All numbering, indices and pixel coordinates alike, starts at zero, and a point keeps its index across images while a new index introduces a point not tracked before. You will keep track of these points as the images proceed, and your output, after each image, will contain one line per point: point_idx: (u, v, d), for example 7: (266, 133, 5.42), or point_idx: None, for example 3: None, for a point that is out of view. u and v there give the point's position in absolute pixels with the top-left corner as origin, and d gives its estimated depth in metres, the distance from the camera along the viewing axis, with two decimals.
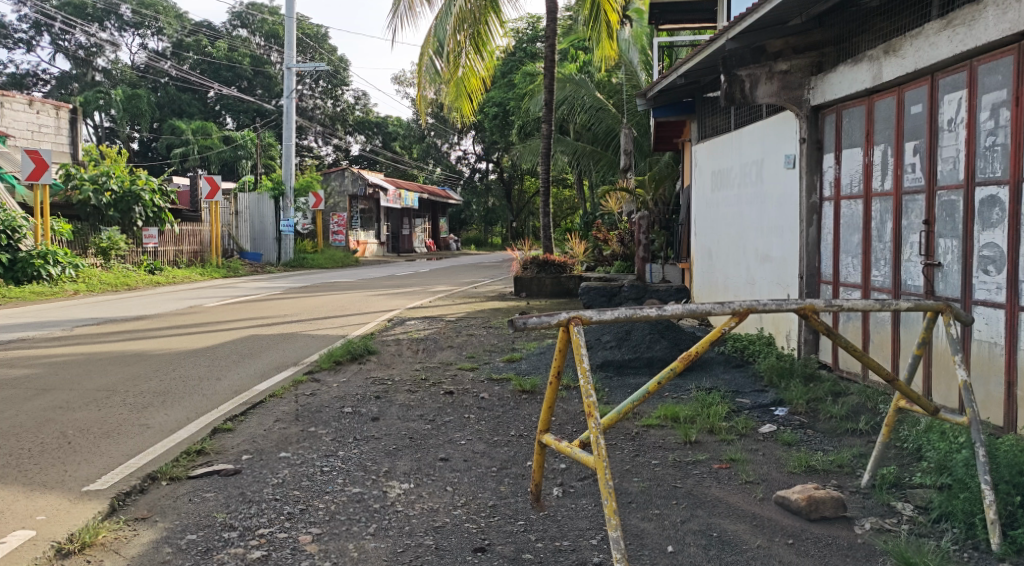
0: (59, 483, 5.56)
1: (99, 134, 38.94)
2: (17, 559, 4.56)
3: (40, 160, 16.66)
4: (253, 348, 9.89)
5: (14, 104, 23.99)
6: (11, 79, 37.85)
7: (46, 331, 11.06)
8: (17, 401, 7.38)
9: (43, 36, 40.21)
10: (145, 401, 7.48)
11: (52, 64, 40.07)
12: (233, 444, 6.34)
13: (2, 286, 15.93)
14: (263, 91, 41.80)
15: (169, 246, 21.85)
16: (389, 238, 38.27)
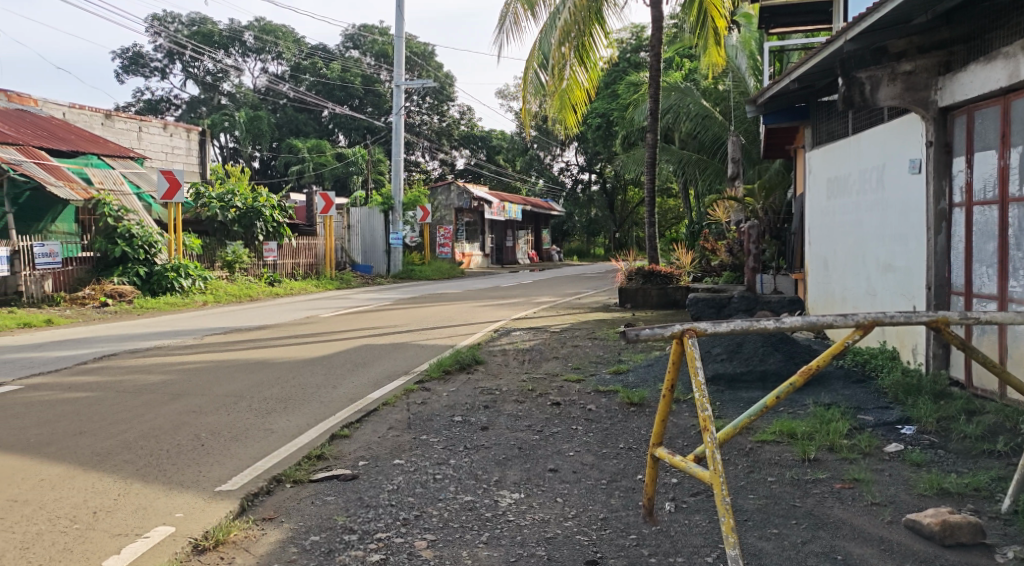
0: (194, 483, 5.82)
1: (223, 154, 40.90)
2: (159, 554, 4.79)
3: (173, 180, 17.57)
4: (366, 357, 10.13)
5: (150, 128, 25.52)
6: (146, 104, 40.33)
7: (179, 339, 11.62)
8: (154, 404, 7.77)
9: (175, 64, 42.64)
10: (268, 407, 7.75)
11: (183, 90, 42.55)
12: (351, 449, 6.52)
13: (140, 296, 16.98)
14: (373, 109, 42.95)
15: (287, 260, 22.60)
16: (494, 250, 38.67)
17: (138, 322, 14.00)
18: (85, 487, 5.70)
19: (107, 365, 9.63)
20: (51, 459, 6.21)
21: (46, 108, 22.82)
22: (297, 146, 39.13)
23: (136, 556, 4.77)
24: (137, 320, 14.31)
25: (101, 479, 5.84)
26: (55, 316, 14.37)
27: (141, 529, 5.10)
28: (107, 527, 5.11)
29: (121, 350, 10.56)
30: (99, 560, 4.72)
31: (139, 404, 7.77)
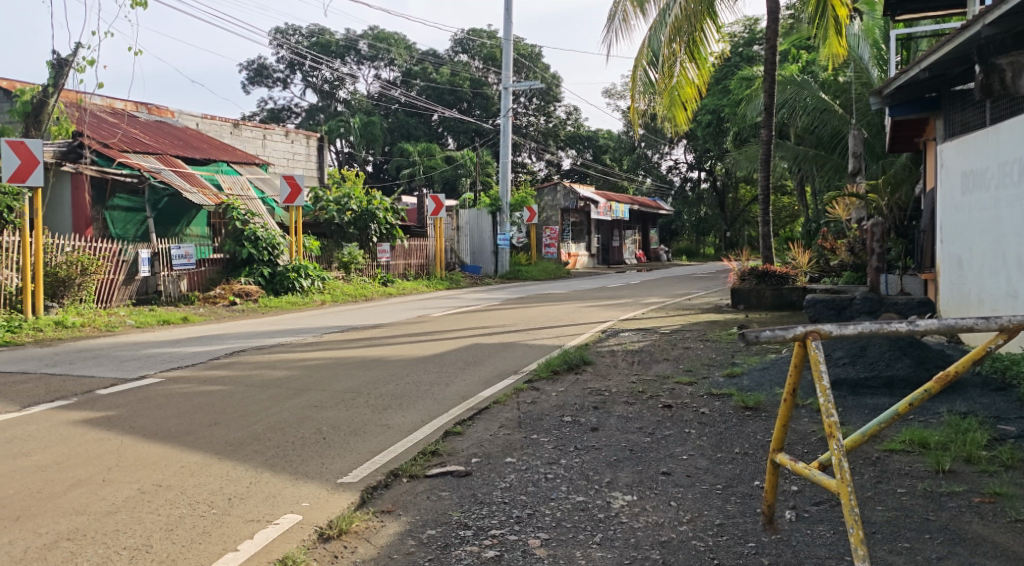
0: (318, 474, 5.98)
1: (339, 159, 42.14)
2: (288, 540, 4.95)
3: (295, 185, 18.18)
4: (476, 356, 10.18)
5: (272, 135, 26.50)
6: (269, 112, 42.28)
7: (300, 337, 11.98)
8: (279, 399, 8.02)
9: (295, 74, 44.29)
10: (384, 403, 7.88)
11: (304, 98, 44.34)
12: (464, 447, 6.57)
13: (263, 296, 17.62)
14: (481, 112, 43.35)
15: (399, 260, 23.10)
16: (601, 249, 38.46)
17: (263, 320, 14.55)
18: (219, 474, 5.92)
19: (237, 360, 10.00)
20: (188, 448, 6.46)
21: (180, 119, 24.04)
22: (408, 149, 39.84)
23: (267, 541, 4.93)
24: (263, 318, 14.81)
25: (234, 468, 6.04)
26: (190, 314, 15.10)
27: (271, 516, 5.27)
28: (240, 513, 5.30)
29: (249, 347, 10.96)
30: (234, 544, 4.89)
31: (265, 398, 8.04)
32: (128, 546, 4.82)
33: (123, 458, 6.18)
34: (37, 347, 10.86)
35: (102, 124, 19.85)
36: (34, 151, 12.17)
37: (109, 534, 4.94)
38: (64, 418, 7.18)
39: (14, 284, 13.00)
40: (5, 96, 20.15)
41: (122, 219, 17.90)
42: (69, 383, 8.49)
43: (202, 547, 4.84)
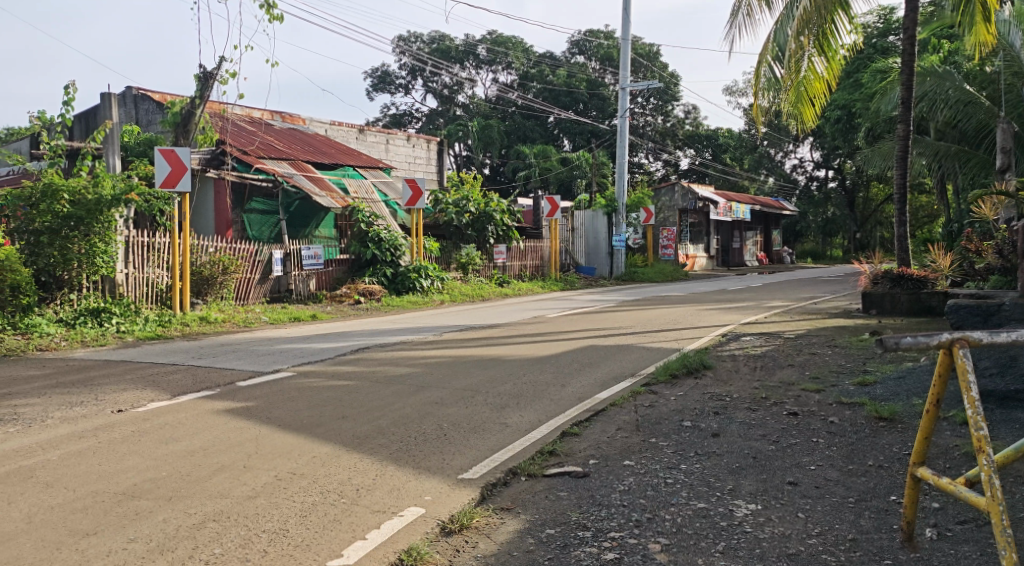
0: (438, 469, 6.02)
1: (457, 162, 42.79)
2: (412, 532, 4.99)
3: (416, 188, 18.52)
4: (593, 358, 10.07)
5: (395, 139, 27.13)
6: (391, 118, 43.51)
7: (420, 335, 12.17)
8: (401, 395, 8.14)
9: (415, 80, 45.28)
10: (502, 401, 7.88)
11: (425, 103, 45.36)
12: (582, 448, 6.49)
13: (386, 295, 18.04)
14: (598, 113, 43.06)
15: (515, 261, 23.25)
16: (720, 251, 37.63)
17: (386, 319, 14.87)
18: (347, 465, 6.04)
19: (363, 357, 10.23)
20: (318, 440, 6.62)
21: (311, 126, 24.92)
22: (524, 152, 40.04)
23: (393, 532, 4.99)
24: (385, 318, 14.79)
25: (361, 461, 6.15)
26: (319, 312, 15.59)
27: (396, 507, 5.34)
28: (367, 503, 5.39)
29: (373, 344, 11.21)
30: (362, 532, 4.97)
31: (388, 393, 8.18)
32: (266, 530, 4.95)
33: (260, 447, 6.38)
34: (182, 341, 11.44)
35: (241, 132, 20.83)
36: (183, 158, 12.80)
37: (250, 517, 5.10)
38: (207, 407, 7.48)
39: (164, 282, 13.73)
40: (156, 106, 21.36)
41: (259, 221, 18.70)
42: (210, 375, 8.87)
43: (331, 534, 4.94)
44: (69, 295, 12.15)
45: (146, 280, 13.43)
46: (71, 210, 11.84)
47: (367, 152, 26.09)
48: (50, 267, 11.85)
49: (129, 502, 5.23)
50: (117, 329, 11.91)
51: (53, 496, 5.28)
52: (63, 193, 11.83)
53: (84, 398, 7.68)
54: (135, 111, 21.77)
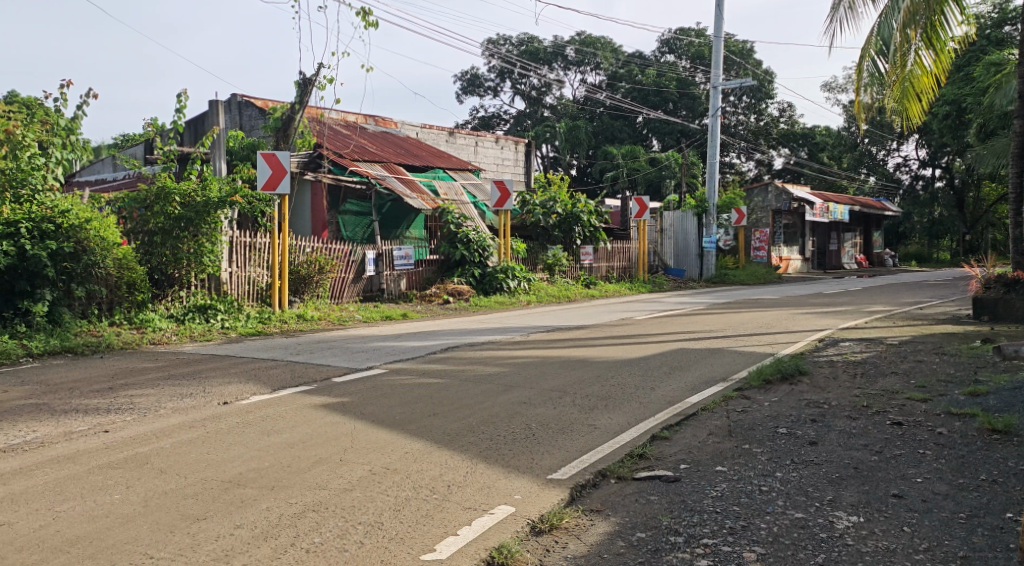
0: (529, 469, 6.06)
1: (545, 164, 42.84)
2: (504, 530, 5.04)
3: (504, 189, 18.65)
4: (683, 361, 9.96)
5: (484, 141, 27.38)
6: (480, 120, 43.92)
7: (508, 335, 12.25)
8: (491, 394, 8.21)
9: (504, 82, 45.58)
10: (591, 403, 7.87)
11: (513, 105, 45.63)
12: (672, 452, 6.44)
13: (473, 295, 18.23)
14: (688, 112, 42.21)
15: (603, 263, 23.15)
16: (816, 253, 36.65)
17: (474, 319, 14.99)
18: (439, 462, 6.14)
19: (452, 356, 10.36)
20: (411, 436, 6.74)
21: (402, 129, 25.41)
22: (612, 152, 39.77)
23: (484, 529, 5.04)
24: (472, 318, 14.95)
25: (453, 457, 6.24)
26: (409, 311, 15.85)
27: (486, 505, 5.40)
28: (459, 500, 5.46)
29: (463, 343, 11.34)
30: (454, 528, 5.05)
31: (477, 392, 8.26)
32: (362, 522, 5.07)
33: (356, 442, 6.55)
34: (281, 337, 11.81)
35: (337, 136, 21.41)
36: (284, 161, 13.21)
37: (346, 509, 5.24)
38: (306, 402, 7.71)
39: (264, 281, 14.19)
40: (258, 112, 22.12)
41: (352, 223, 19.19)
42: (307, 371, 9.13)
43: (424, 529, 5.02)
44: (179, 292, 12.69)
45: (248, 279, 13.91)
46: (182, 212, 12.50)
47: (457, 154, 26.41)
48: (162, 266, 12.50)
49: (235, 490, 5.44)
50: (222, 325, 12.35)
51: (166, 482, 5.53)
52: (174, 196, 12.51)
53: (193, 390, 8.03)
54: (239, 117, 22.62)
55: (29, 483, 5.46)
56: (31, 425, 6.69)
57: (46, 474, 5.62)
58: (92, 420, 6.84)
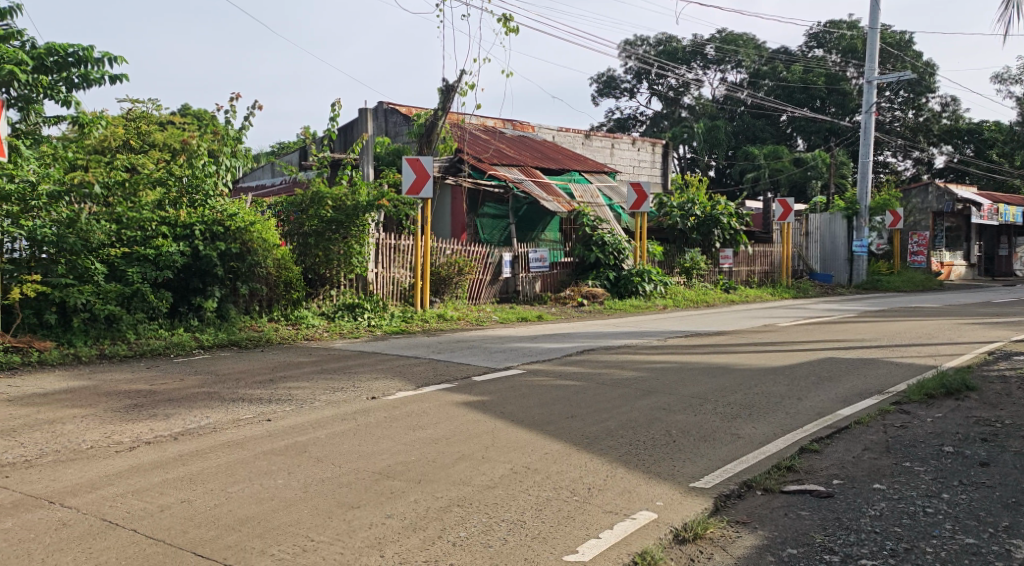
0: (670, 475, 5.95)
1: (682, 165, 42.20)
2: (646, 536, 4.98)
3: (641, 191, 18.43)
4: (833, 371, 9.54)
5: (621, 144, 27.22)
6: (616, 122, 43.73)
7: (646, 339, 12.11)
8: (630, 398, 8.13)
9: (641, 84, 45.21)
10: (733, 411, 7.66)
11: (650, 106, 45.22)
12: (823, 466, 6.18)
13: (609, 298, 18.13)
14: (837, 109, 40.62)
15: (743, 267, 22.58)
16: (982, 258, 34.39)
17: (610, 322, 14.91)
18: (579, 464, 6.12)
19: (588, 358, 10.33)
20: (550, 437, 6.76)
21: (539, 133, 25.59)
22: (754, 153, 38.60)
23: (626, 533, 4.99)
24: (610, 321, 15.00)
25: (593, 460, 6.21)
26: (545, 313, 15.91)
27: (627, 509, 5.34)
28: (600, 503, 5.43)
29: (599, 346, 11.28)
30: (596, 530, 5.02)
31: (616, 396, 8.20)
32: (505, 519, 5.12)
33: (498, 440, 6.62)
34: (423, 336, 12.12)
35: (477, 141, 21.76)
36: (427, 166, 13.53)
37: (490, 506, 5.30)
38: (449, 399, 7.86)
39: (407, 282, 14.61)
40: (403, 118, 22.80)
41: (490, 225, 19.48)
42: (449, 369, 9.32)
43: (567, 530, 5.02)
44: (330, 291, 13.26)
45: (393, 279, 14.37)
46: (333, 215, 13.06)
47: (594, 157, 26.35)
48: (315, 266, 13.11)
49: (385, 481, 5.61)
50: (369, 323, 12.80)
51: (323, 470, 5.76)
52: (327, 200, 13.09)
53: (344, 384, 8.34)
54: (386, 124, 23.39)
55: (204, 465, 5.81)
56: (204, 411, 7.13)
57: (217, 457, 5.96)
58: (256, 409, 7.23)
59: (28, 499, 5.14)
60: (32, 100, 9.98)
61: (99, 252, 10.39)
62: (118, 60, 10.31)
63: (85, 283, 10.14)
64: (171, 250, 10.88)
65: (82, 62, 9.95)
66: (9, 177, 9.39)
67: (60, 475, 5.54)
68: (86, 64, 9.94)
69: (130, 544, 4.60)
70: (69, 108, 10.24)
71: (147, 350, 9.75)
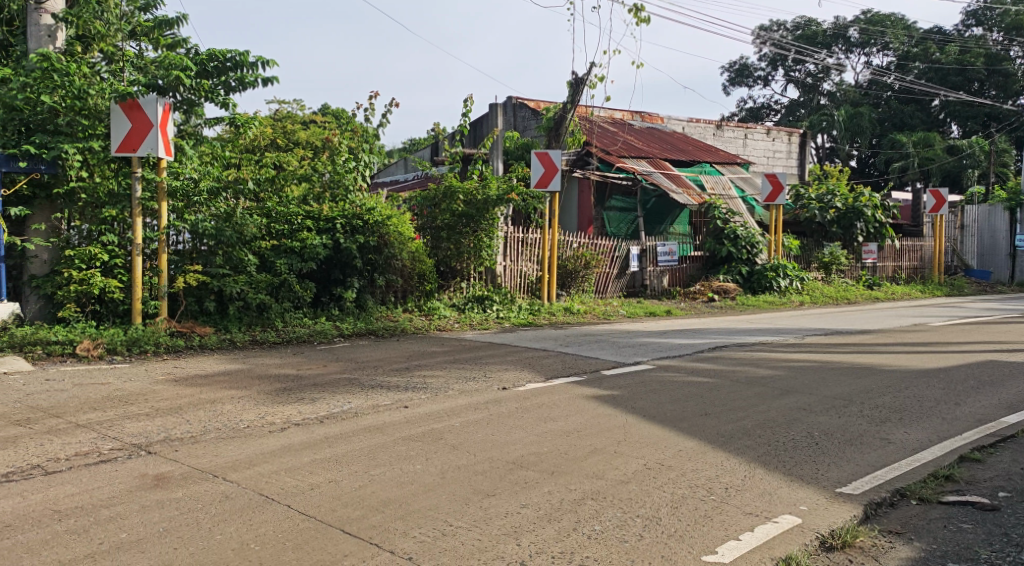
0: (815, 479, 5.63)
1: (820, 155, 40.42)
2: (790, 540, 4.71)
3: (776, 182, 17.73)
4: (994, 375, 8.85)
5: (755, 133, 26.38)
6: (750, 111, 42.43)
7: (782, 337, 11.62)
8: (768, 397, 7.78)
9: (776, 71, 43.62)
10: (882, 415, 7.21)
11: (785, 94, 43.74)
12: (986, 477, 5.71)
13: (742, 294, 17.56)
14: (998, 92, 38.34)
15: (889, 261, 21.44)
16: None
17: (744, 318, 14.40)
18: (716, 463, 5.89)
19: (722, 355, 9.99)
20: (685, 434, 6.54)
21: (669, 124, 25.06)
22: (900, 140, 36.38)
23: (769, 537, 4.74)
24: (744, 317, 14.55)
25: (731, 459, 5.96)
26: (674, 308, 15.54)
27: (769, 512, 5.07)
28: (739, 504, 5.19)
29: (732, 343, 10.90)
30: (736, 532, 4.79)
31: (753, 395, 7.87)
32: (641, 515, 4.96)
33: (630, 435, 6.45)
34: (551, 329, 12.06)
35: (606, 134, 21.51)
36: (556, 159, 13.43)
37: (625, 501, 5.15)
38: (580, 392, 7.75)
39: (535, 275, 14.59)
40: (532, 112, 22.78)
41: (617, 218, 19.19)
42: (579, 362, 9.21)
43: (705, 529, 4.82)
44: (461, 283, 13.43)
45: (520, 272, 14.38)
46: (465, 209, 13.14)
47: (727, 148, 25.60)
48: (447, 259, 13.29)
49: (519, 471, 5.55)
50: (498, 315, 12.85)
51: (459, 457, 5.76)
52: (459, 195, 13.15)
53: (477, 374, 8.36)
54: (515, 119, 23.44)
55: (348, 447, 5.92)
56: (345, 396, 7.29)
57: (360, 440, 6.07)
58: (394, 396, 7.33)
59: (194, 472, 5.35)
60: (195, 102, 10.11)
61: (252, 244, 10.71)
62: (270, 63, 10.67)
63: (239, 273, 10.51)
64: (315, 243, 11.16)
65: (238, 66, 10.29)
66: (173, 174, 9.85)
67: (222, 451, 5.76)
68: (242, 68, 10.29)
69: (284, 518, 4.71)
70: (227, 110, 10.64)
71: (293, 337, 10.09)
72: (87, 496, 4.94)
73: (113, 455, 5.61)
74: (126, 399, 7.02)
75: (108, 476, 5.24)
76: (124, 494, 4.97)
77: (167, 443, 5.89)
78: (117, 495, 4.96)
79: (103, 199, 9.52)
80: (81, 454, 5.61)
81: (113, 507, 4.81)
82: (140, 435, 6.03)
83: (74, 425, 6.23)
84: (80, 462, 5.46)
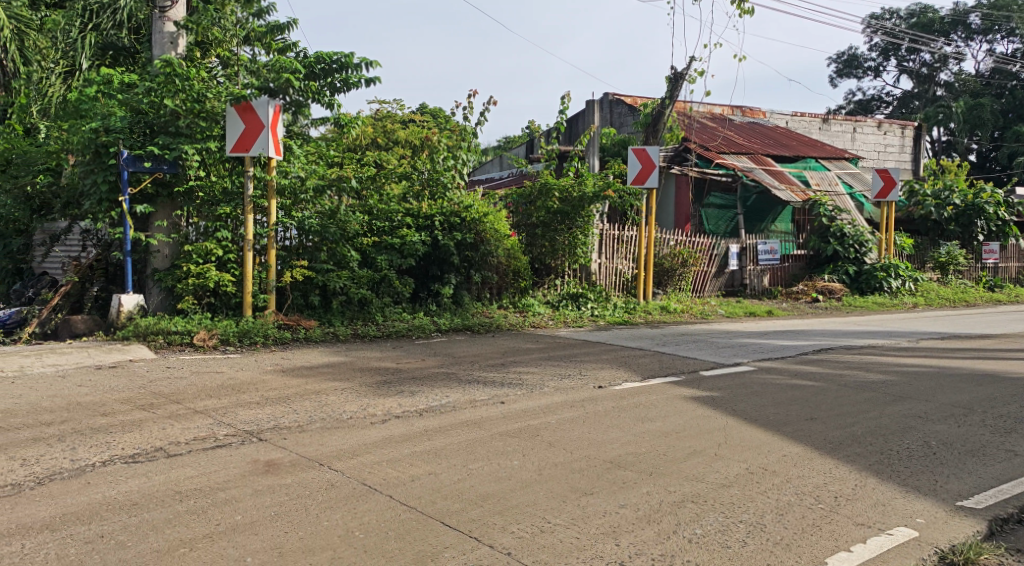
0: (933, 491, 5.27)
1: (936, 148, 38.72)
2: (907, 554, 4.40)
3: (888, 178, 16.95)
4: None
5: (864, 127, 25.35)
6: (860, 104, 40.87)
7: (893, 340, 11.04)
8: (878, 403, 7.37)
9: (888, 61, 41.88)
10: (1006, 425, 6.72)
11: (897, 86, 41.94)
12: None
13: (849, 295, 16.85)
14: None
15: (1011, 262, 20.35)
16: None
17: (852, 319, 13.80)
18: (825, 470, 5.58)
19: (829, 357, 9.55)
20: (789, 438, 6.24)
21: (771, 119, 24.32)
22: None
23: (883, 550, 4.44)
24: (850, 318, 13.96)
25: (841, 467, 5.65)
26: (775, 308, 15.02)
27: (883, 524, 4.76)
28: (850, 513, 4.89)
29: (839, 345, 10.42)
30: (847, 543, 4.50)
31: (862, 400, 7.47)
32: (745, 520, 4.73)
33: (732, 438, 6.19)
34: (648, 328, 11.82)
35: (706, 129, 21.00)
36: (653, 156, 13.06)
37: (728, 505, 4.92)
38: (678, 393, 7.51)
39: (629, 273, 14.35)
40: (629, 109, 22.51)
41: (716, 216, 18.74)
42: (677, 362, 8.95)
43: (814, 539, 4.55)
44: (555, 280, 13.31)
45: (615, 270, 14.16)
46: (560, 206, 13.00)
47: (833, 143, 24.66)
48: (542, 256, 13.19)
49: (617, 471, 5.38)
50: (592, 313, 12.67)
51: (556, 454, 5.64)
52: (555, 191, 13.02)
53: (573, 371, 8.22)
54: (612, 115, 23.14)
55: (447, 440, 5.87)
56: (444, 390, 7.26)
57: (459, 434, 6.01)
58: (491, 391, 7.26)
59: (302, 459, 5.39)
60: (303, 103, 10.29)
61: (354, 241, 10.80)
62: (373, 64, 10.79)
63: (342, 269, 10.58)
64: (415, 239, 11.20)
65: (343, 68, 10.45)
66: (282, 173, 9.96)
67: (327, 441, 5.79)
68: (347, 69, 10.46)
69: (387, 508, 4.68)
70: (331, 110, 10.81)
71: (392, 331, 10.15)
72: (205, 478, 5.03)
73: (228, 440, 5.71)
74: (239, 387, 7.17)
75: (224, 460, 5.33)
76: (238, 478, 5.03)
77: (277, 431, 5.96)
78: (232, 479, 5.03)
79: (218, 197, 9.76)
80: (200, 438, 5.73)
81: (228, 490, 4.87)
82: (253, 422, 6.13)
83: (192, 410, 6.38)
84: (199, 446, 5.57)
